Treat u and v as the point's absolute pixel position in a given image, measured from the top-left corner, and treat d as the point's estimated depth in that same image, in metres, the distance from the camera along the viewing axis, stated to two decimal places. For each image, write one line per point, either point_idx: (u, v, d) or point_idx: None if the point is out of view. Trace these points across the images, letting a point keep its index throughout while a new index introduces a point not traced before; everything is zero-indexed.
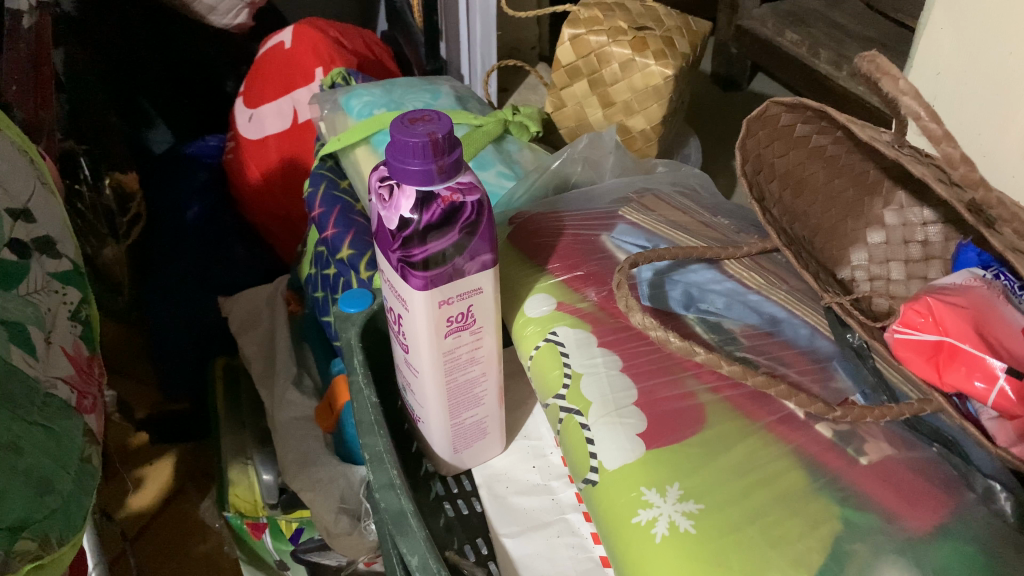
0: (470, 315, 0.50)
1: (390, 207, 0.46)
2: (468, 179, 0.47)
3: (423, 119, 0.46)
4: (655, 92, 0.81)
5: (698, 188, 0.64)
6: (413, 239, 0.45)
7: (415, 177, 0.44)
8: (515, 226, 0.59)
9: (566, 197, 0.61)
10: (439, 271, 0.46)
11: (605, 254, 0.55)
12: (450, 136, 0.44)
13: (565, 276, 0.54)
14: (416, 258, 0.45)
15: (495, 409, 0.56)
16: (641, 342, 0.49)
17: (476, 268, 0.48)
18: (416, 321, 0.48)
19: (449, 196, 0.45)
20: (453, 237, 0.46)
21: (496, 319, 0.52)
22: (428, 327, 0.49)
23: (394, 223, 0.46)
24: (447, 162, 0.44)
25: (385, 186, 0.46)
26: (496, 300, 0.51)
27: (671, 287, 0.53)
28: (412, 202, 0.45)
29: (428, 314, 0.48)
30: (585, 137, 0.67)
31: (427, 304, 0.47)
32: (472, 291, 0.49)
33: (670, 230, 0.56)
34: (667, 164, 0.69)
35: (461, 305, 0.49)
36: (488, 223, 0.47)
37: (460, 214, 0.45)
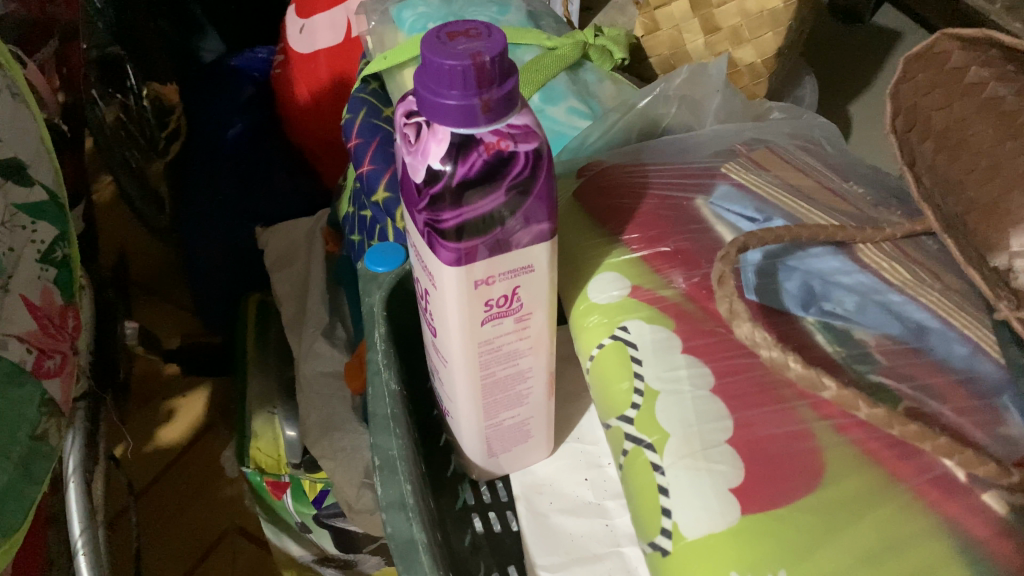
0: (517, 298, 0.38)
1: (416, 154, 0.34)
2: (524, 119, 0.34)
3: (467, 33, 0.33)
4: (772, 18, 0.66)
5: (822, 143, 0.50)
6: (444, 199, 0.33)
7: (450, 116, 0.32)
8: (586, 179, 0.46)
9: (655, 144, 0.48)
10: (477, 243, 0.35)
11: (700, 225, 0.43)
12: (503, 60, 0.32)
13: (645, 252, 0.42)
14: (448, 225, 0.34)
15: (542, 409, 0.45)
16: (741, 350, 0.37)
17: (528, 239, 0.36)
18: (446, 302, 0.37)
19: (496, 143, 0.33)
20: (498, 200, 0.34)
21: (552, 303, 0.40)
22: (460, 311, 0.37)
23: (420, 174, 0.34)
24: (496, 97, 0.32)
25: (411, 124, 0.34)
26: (552, 280, 0.39)
27: (783, 273, 0.40)
28: (445, 149, 0.33)
29: (461, 295, 0.37)
30: (686, 68, 0.51)
31: (459, 282, 0.36)
32: (521, 269, 0.37)
33: (787, 198, 0.44)
34: (783, 108, 0.54)
35: (505, 286, 0.37)
36: (547, 182, 0.35)
37: (507, 169, 0.33)
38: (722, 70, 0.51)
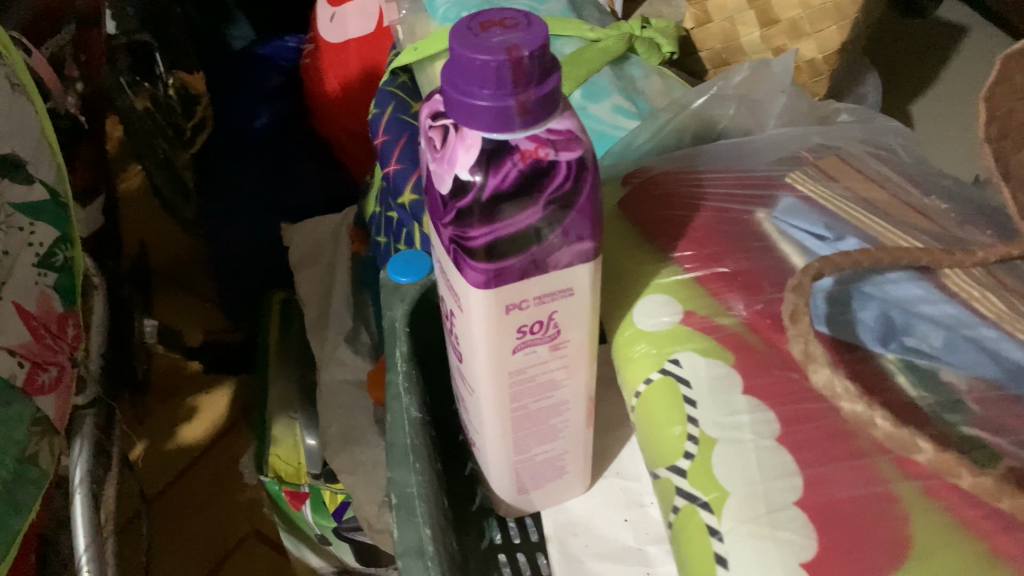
0: (552, 324, 0.34)
1: (442, 161, 0.29)
2: (567, 123, 0.29)
3: (502, 23, 0.29)
4: (837, 10, 0.60)
5: (896, 150, 0.45)
6: (472, 214, 0.29)
7: (482, 118, 0.28)
8: (632, 188, 0.42)
9: (711, 148, 0.43)
10: (509, 264, 0.30)
11: (763, 243, 0.38)
12: (544, 54, 0.28)
13: (699, 272, 0.37)
14: (476, 243, 0.30)
15: (578, 443, 0.41)
16: (809, 393, 0.32)
17: (569, 259, 0.31)
18: (473, 327, 0.33)
19: (534, 151, 0.29)
20: (534, 215, 0.29)
21: (592, 330, 0.35)
22: (489, 338, 0.33)
23: (446, 185, 0.29)
24: (534, 97, 0.28)
25: (436, 127, 0.30)
26: (594, 304, 0.34)
27: (857, 302, 0.35)
28: (474, 156, 0.28)
29: (489, 320, 0.32)
30: (748, 65, 0.45)
31: (488, 306, 0.32)
32: (560, 293, 0.33)
33: (860, 214, 0.39)
34: (850, 108, 0.48)
35: (541, 311, 0.33)
36: (592, 195, 0.30)
37: (546, 181, 0.29)
38: (789, 66, 0.45)
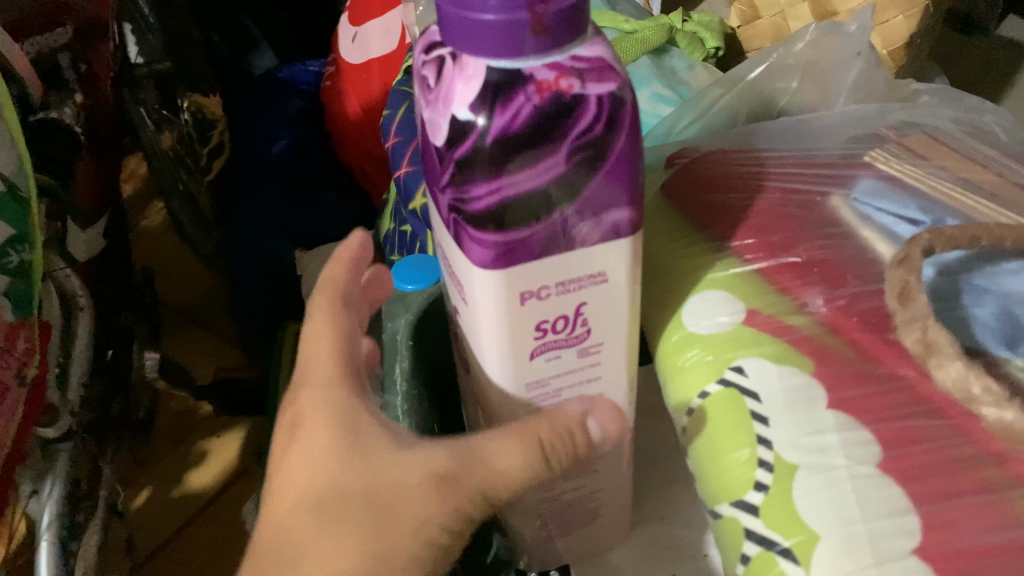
0: (580, 322, 0.27)
1: (436, 102, 0.23)
2: (596, 51, 0.23)
3: None
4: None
5: (995, 130, 0.37)
6: (475, 167, 0.22)
7: (486, 41, 0.22)
8: (677, 169, 0.35)
9: (770, 125, 0.36)
10: (523, 236, 0.24)
11: (841, 230, 0.31)
12: None
13: (765, 264, 0.30)
14: (481, 206, 0.23)
15: (615, 477, 0.33)
16: (909, 409, 0.25)
17: (600, 233, 0.25)
18: (481, 325, 0.26)
19: (554, 82, 0.22)
20: (555, 168, 0.23)
21: (631, 333, 0.28)
22: (501, 338, 0.27)
23: (441, 132, 0.23)
24: (554, 9, 0.21)
25: (431, 61, 0.24)
26: (632, 297, 0.27)
27: (969, 296, 0.28)
28: (476, 90, 0.22)
29: (500, 315, 0.26)
30: (814, 28, 0.38)
31: (497, 296, 0.25)
32: (590, 280, 0.26)
33: (959, 193, 0.32)
34: (934, 89, 0.41)
35: (567, 303, 0.26)
36: (630, 147, 0.23)
37: (571, 120, 0.22)
38: (866, 27, 0.37)
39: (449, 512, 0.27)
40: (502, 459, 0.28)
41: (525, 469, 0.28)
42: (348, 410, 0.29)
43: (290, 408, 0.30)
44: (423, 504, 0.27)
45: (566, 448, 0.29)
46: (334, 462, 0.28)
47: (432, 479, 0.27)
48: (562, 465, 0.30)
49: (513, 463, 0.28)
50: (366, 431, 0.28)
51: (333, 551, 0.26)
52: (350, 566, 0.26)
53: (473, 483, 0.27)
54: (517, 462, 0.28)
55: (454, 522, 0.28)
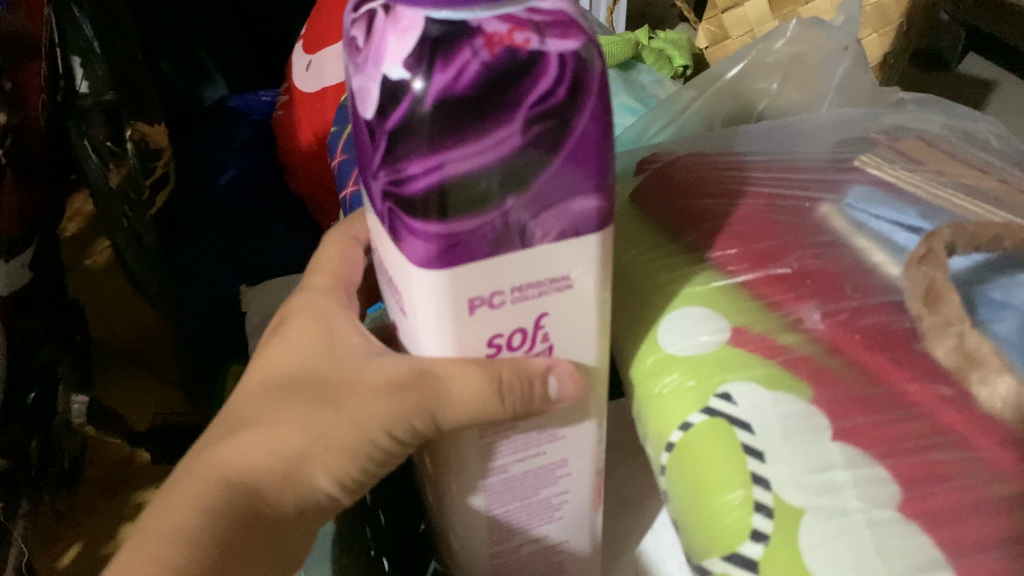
0: (540, 336, 0.23)
1: (365, 63, 0.19)
2: (558, 5, 0.19)
3: None
4: (878, 14, 0.51)
5: (990, 138, 0.34)
6: (412, 140, 0.18)
7: None
8: (649, 174, 0.31)
9: (751, 129, 0.33)
10: (471, 227, 0.20)
11: (833, 238, 0.27)
12: None
13: (751, 276, 0.26)
14: (417, 188, 0.19)
15: (583, 521, 0.29)
16: (929, 441, 0.21)
17: (562, 227, 0.21)
18: (424, 331, 0.22)
19: (506, 35, 0.18)
20: (512, 141, 0.19)
21: (600, 348, 0.25)
22: (448, 349, 0.23)
23: (370, 98, 0.19)
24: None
25: (360, 18, 0.20)
26: (600, 308, 0.24)
27: (985, 310, 0.24)
28: (411, 42, 0.18)
29: (444, 322, 0.22)
30: (793, 25, 0.35)
31: (440, 301, 0.21)
32: (552, 281, 0.22)
33: (960, 199, 0.28)
34: (921, 98, 0.37)
35: (524, 307, 0.22)
36: (598, 127, 0.20)
37: (527, 83, 0.18)
38: (853, 18, 0.35)
39: (396, 417, 0.24)
40: (459, 387, 0.23)
41: (482, 399, 0.23)
42: (328, 314, 0.28)
43: (284, 306, 0.30)
44: (374, 403, 0.25)
45: (527, 395, 0.23)
46: (308, 353, 0.27)
47: (386, 382, 0.25)
48: (518, 412, 0.24)
49: (464, 391, 0.23)
50: (341, 343, 0.27)
51: (279, 426, 0.25)
52: (288, 442, 0.25)
53: (426, 400, 0.24)
54: (470, 388, 0.23)
55: (402, 430, 0.25)
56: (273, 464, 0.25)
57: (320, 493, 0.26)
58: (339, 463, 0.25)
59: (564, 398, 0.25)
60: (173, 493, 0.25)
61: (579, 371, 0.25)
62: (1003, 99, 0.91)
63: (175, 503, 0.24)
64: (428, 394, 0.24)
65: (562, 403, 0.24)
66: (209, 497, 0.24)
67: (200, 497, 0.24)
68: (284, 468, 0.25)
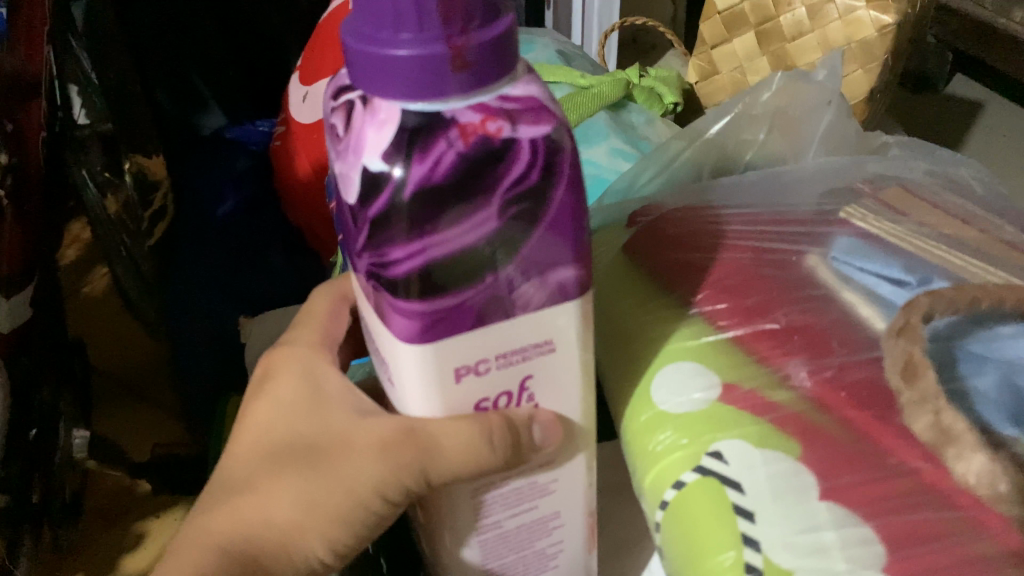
0: (525, 397, 0.24)
1: (346, 152, 0.20)
2: (527, 89, 0.20)
3: None
4: (864, 51, 0.52)
5: (971, 184, 0.35)
6: (394, 225, 0.19)
7: (400, 81, 0.19)
8: (639, 229, 0.32)
9: (739, 180, 0.34)
10: (454, 302, 0.20)
11: (821, 291, 0.28)
12: None
13: (740, 330, 0.27)
14: (403, 271, 0.20)
15: (577, 566, 0.30)
16: (916, 499, 0.22)
17: (540, 299, 0.22)
18: (413, 396, 0.23)
19: (480, 125, 0.19)
20: (489, 223, 0.20)
21: (585, 405, 0.26)
22: (437, 412, 0.24)
23: (354, 184, 0.20)
24: (474, 40, 0.19)
25: (341, 108, 0.21)
26: (583, 366, 0.25)
27: (967, 364, 0.25)
28: (389, 135, 0.19)
29: (430, 390, 0.23)
30: (776, 78, 0.37)
31: (426, 372, 0.22)
32: (537, 346, 0.23)
33: (937, 249, 0.29)
34: (904, 141, 0.39)
35: (507, 372, 0.23)
36: (572, 198, 0.21)
37: (503, 166, 0.19)
38: (832, 76, 0.36)
39: (386, 477, 0.26)
40: (450, 441, 0.24)
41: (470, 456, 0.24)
42: (314, 369, 0.30)
43: (269, 361, 0.32)
44: (363, 463, 0.26)
45: (515, 439, 0.24)
46: (292, 410, 0.29)
47: (376, 443, 0.26)
48: (508, 464, 0.25)
49: (457, 444, 0.23)
50: (327, 403, 0.28)
51: (273, 493, 0.27)
52: (282, 508, 0.27)
53: (415, 459, 0.25)
54: (462, 444, 0.23)
55: (393, 491, 0.26)
56: (269, 529, 0.27)
57: (314, 560, 0.27)
58: (331, 528, 0.27)
59: (547, 445, 0.25)
60: (177, 558, 0.27)
61: (560, 419, 0.25)
62: (990, 119, 0.93)
63: (178, 567, 0.27)
64: (418, 453, 0.24)
65: (545, 448, 0.25)
66: (207, 564, 0.26)
67: (200, 561, 0.26)
68: (279, 534, 0.27)
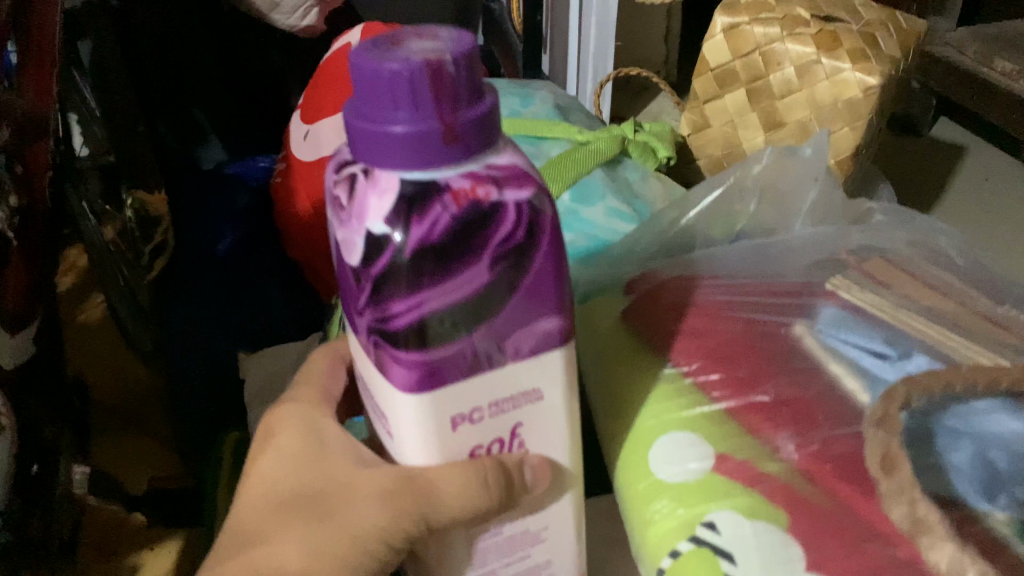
0: (516, 444, 0.26)
1: (349, 219, 0.23)
2: (509, 159, 0.23)
3: (418, 36, 0.23)
4: (850, 109, 0.54)
5: (951, 253, 0.37)
6: (396, 279, 0.22)
7: (397, 153, 0.22)
8: (635, 299, 0.34)
9: (730, 251, 0.36)
10: (447, 353, 0.23)
11: (809, 364, 0.30)
12: (473, 64, 0.22)
13: (733, 402, 0.29)
14: (401, 323, 0.22)
15: None
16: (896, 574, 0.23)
17: (531, 345, 0.24)
18: (411, 446, 0.25)
19: (470, 190, 0.22)
20: (478, 278, 0.22)
21: (572, 452, 0.28)
22: (434, 460, 0.25)
23: (354, 249, 0.23)
24: (462, 118, 0.22)
25: (342, 181, 0.23)
26: (569, 415, 0.27)
27: (944, 439, 0.27)
28: (389, 203, 0.22)
29: (428, 438, 0.25)
30: (769, 149, 0.38)
31: (425, 420, 0.24)
32: (525, 395, 0.25)
33: (916, 322, 0.31)
34: (888, 208, 0.41)
35: (496, 420, 0.25)
36: (552, 258, 0.23)
37: (490, 228, 0.22)
38: (822, 150, 0.38)
39: (393, 524, 0.26)
40: (447, 485, 0.25)
41: (466, 497, 0.25)
42: (311, 419, 0.31)
43: (266, 421, 0.32)
44: (368, 510, 0.27)
45: (509, 484, 0.26)
46: (295, 462, 0.30)
47: (379, 492, 0.27)
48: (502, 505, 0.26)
49: (454, 486, 0.25)
50: (328, 453, 0.29)
51: (283, 545, 0.28)
52: (293, 560, 0.27)
53: (417, 505, 0.26)
54: (457, 485, 0.25)
55: (398, 537, 0.27)
56: None
57: None
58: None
59: (540, 485, 0.27)
60: None
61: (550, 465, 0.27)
62: (974, 163, 0.96)
63: None
64: (419, 498, 0.26)
65: (538, 487, 0.27)
66: None
67: None
68: None
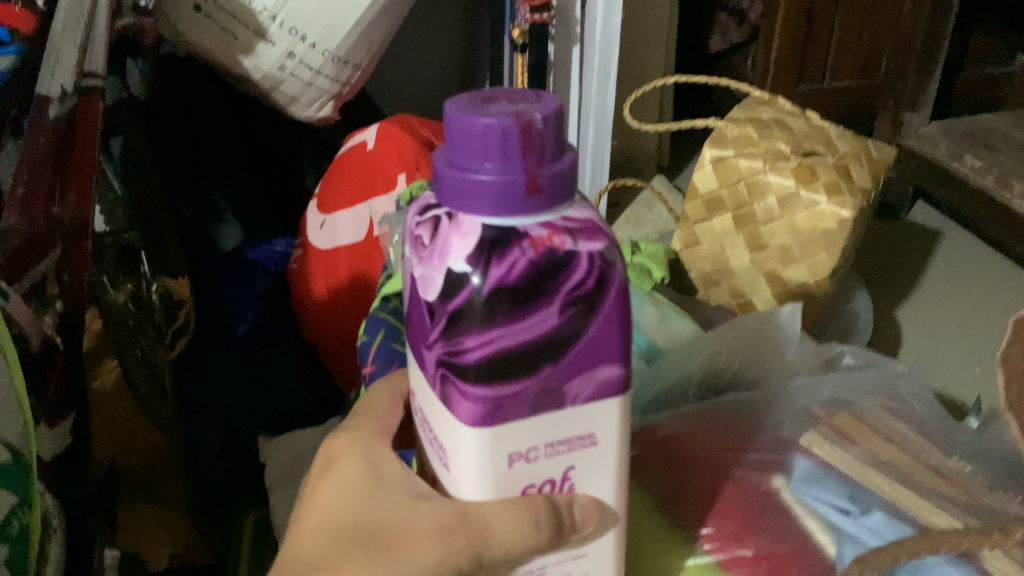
0: (565, 485, 0.29)
1: (431, 257, 0.27)
2: (583, 213, 0.27)
3: (509, 98, 0.28)
4: (827, 238, 0.61)
5: (911, 401, 0.43)
6: (472, 317, 0.26)
7: (485, 199, 0.26)
8: (642, 450, 0.39)
9: (721, 405, 0.42)
10: (514, 391, 0.26)
11: (786, 522, 0.35)
12: (558, 127, 0.26)
13: (722, 553, 0.34)
14: (471, 357, 0.26)
15: None
16: None
17: (589, 392, 0.27)
18: (467, 482, 0.28)
19: (546, 238, 0.26)
20: (548, 320, 0.26)
21: (617, 493, 0.31)
22: (489, 496, 0.28)
23: (434, 283, 0.26)
24: (546, 171, 0.26)
25: (425, 222, 0.27)
26: (616, 463, 0.30)
27: None
28: (472, 244, 0.26)
29: (484, 471, 0.28)
30: (753, 316, 0.46)
31: (484, 454, 0.27)
32: (579, 438, 0.28)
33: (874, 477, 0.37)
34: (859, 354, 0.47)
35: (552, 461, 0.28)
36: (615, 315, 0.27)
37: (564, 273, 0.26)
38: (795, 321, 0.46)
39: (447, 559, 0.29)
40: (500, 538, 0.28)
41: (520, 541, 0.28)
42: (370, 451, 0.34)
43: (324, 451, 0.35)
44: (424, 550, 0.29)
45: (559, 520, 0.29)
46: (354, 495, 0.32)
47: (436, 530, 0.29)
48: (551, 544, 0.29)
49: (508, 530, 0.28)
50: (388, 488, 0.32)
51: None
52: None
53: (472, 543, 0.28)
54: (511, 528, 0.28)
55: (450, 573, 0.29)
56: None
57: None
58: None
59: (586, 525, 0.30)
60: None
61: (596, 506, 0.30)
62: (946, 251, 1.03)
63: None
64: (474, 538, 0.28)
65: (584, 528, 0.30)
66: None
67: None
68: None
